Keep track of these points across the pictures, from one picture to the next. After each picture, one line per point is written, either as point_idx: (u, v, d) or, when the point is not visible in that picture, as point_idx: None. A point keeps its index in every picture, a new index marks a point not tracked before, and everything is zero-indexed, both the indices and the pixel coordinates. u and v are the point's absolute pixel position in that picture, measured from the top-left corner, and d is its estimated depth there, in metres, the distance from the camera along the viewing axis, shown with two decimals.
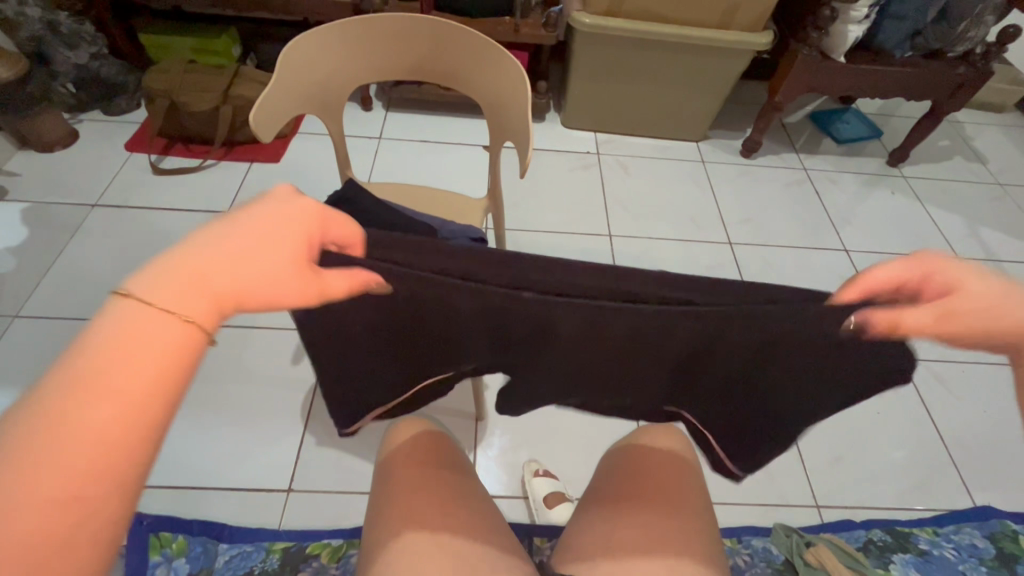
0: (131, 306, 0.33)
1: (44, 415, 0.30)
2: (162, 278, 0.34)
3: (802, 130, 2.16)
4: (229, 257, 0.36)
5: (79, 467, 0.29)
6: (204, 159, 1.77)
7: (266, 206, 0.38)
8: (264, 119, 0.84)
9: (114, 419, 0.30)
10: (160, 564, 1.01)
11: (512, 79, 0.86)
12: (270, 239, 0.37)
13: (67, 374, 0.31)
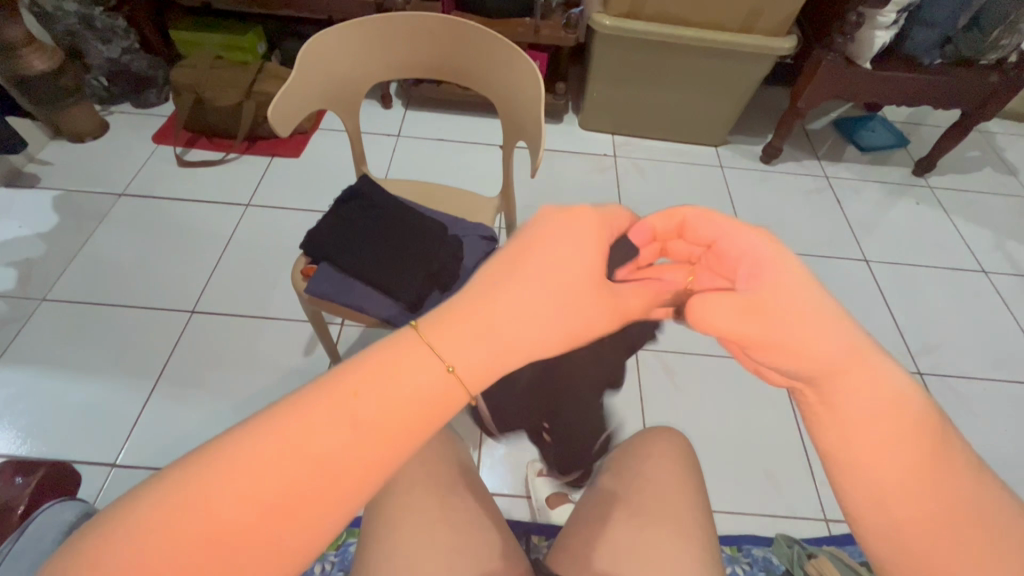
0: (359, 403, 0.38)
1: (244, 459, 0.37)
2: (386, 370, 0.40)
3: (825, 137, 2.12)
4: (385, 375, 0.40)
5: (274, 494, 0.36)
6: (226, 153, 1.82)
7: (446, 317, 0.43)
8: (282, 114, 0.86)
9: (327, 475, 0.37)
10: None
11: (525, 77, 0.87)
12: (515, 332, 0.43)
13: (283, 426, 0.38)
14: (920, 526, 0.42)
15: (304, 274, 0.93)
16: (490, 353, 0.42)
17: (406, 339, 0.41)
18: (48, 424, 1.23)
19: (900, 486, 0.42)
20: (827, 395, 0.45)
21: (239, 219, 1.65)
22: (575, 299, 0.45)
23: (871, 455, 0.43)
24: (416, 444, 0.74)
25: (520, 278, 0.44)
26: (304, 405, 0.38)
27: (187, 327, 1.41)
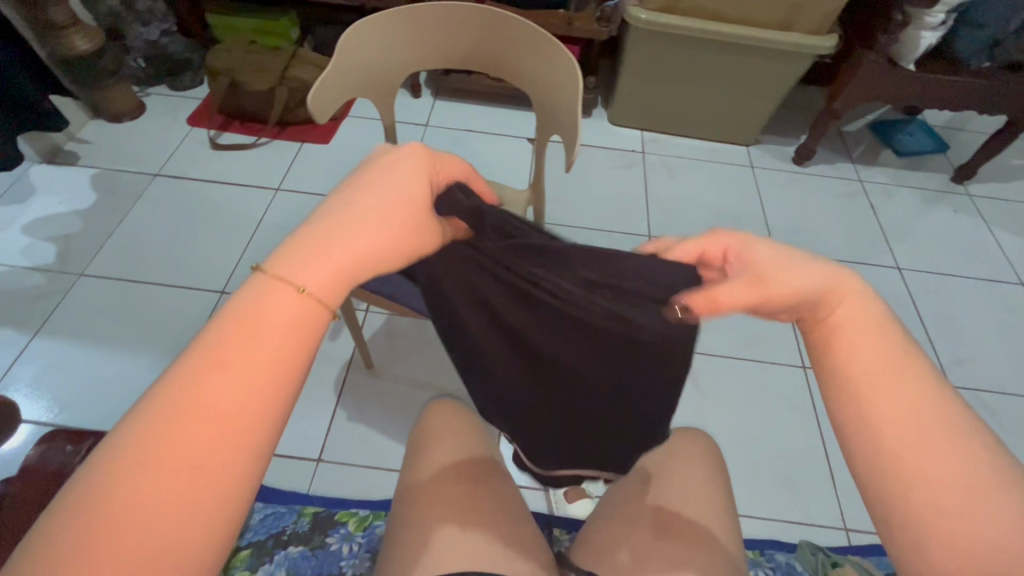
0: (228, 331, 0.36)
1: (150, 431, 0.33)
2: (258, 308, 0.37)
3: (860, 140, 2.06)
4: (252, 331, 0.37)
5: (194, 439, 0.33)
6: (258, 137, 1.84)
7: (290, 247, 0.41)
8: (321, 102, 0.87)
9: (235, 405, 0.35)
10: None
11: (563, 71, 0.86)
12: (373, 241, 0.42)
13: (175, 389, 0.34)
14: (914, 459, 0.41)
15: None
16: (336, 267, 0.40)
17: (256, 284, 0.38)
18: (84, 395, 1.28)
19: (892, 413, 0.43)
20: (831, 322, 0.47)
21: (270, 202, 1.67)
22: (410, 218, 0.44)
23: (857, 378, 0.44)
24: (444, 431, 0.76)
25: (360, 201, 0.43)
26: (186, 367, 0.35)
27: (217, 307, 1.44)
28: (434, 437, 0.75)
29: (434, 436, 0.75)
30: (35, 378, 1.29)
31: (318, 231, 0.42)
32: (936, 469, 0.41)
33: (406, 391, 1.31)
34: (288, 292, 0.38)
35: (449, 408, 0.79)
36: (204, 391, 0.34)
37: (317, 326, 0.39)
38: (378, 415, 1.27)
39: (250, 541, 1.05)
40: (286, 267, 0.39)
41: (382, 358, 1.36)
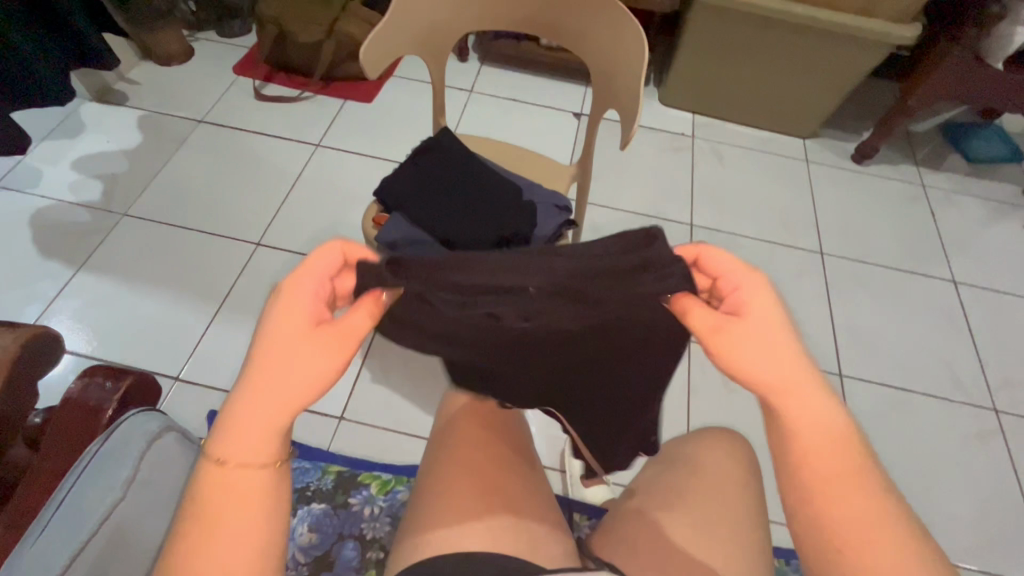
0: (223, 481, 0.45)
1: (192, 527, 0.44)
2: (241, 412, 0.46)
3: (927, 141, 1.93)
4: (258, 402, 0.46)
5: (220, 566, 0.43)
6: (302, 91, 1.83)
7: (248, 379, 0.47)
8: (372, 57, 0.85)
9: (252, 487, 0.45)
10: None
11: (629, 44, 0.81)
12: (317, 364, 0.47)
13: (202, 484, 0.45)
14: (848, 540, 0.46)
15: (375, 222, 0.92)
16: (276, 401, 0.46)
17: (206, 471, 0.45)
18: (122, 331, 1.31)
19: (817, 468, 0.48)
20: (780, 411, 0.49)
21: (310, 157, 1.67)
22: (303, 349, 0.47)
23: (806, 471, 0.48)
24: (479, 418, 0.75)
25: (263, 366, 0.47)
26: (201, 495, 0.45)
27: (252, 257, 1.45)
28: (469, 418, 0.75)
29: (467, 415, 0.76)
30: (77, 311, 1.34)
31: (259, 368, 0.47)
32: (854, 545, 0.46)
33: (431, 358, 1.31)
34: (222, 465, 0.45)
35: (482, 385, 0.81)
36: (270, 376, 0.47)
37: (273, 492, 0.46)
38: (402, 380, 1.27)
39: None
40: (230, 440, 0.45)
41: None
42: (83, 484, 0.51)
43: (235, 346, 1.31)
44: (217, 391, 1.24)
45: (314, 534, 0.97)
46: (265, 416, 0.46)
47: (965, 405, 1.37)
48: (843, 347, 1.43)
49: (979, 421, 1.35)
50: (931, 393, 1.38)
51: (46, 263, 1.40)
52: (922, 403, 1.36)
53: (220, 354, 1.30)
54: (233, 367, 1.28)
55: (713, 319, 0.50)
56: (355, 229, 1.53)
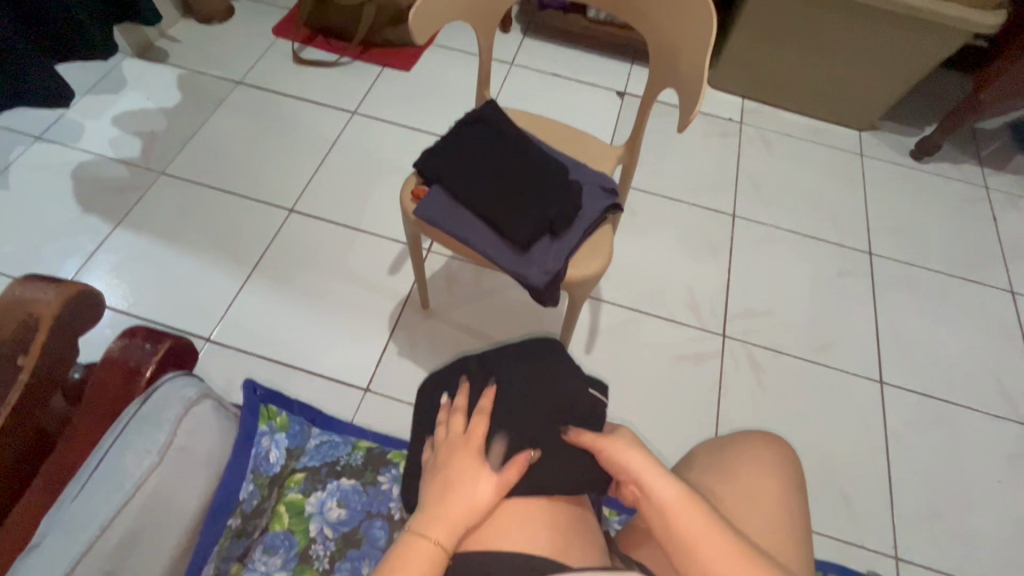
0: (402, 562, 0.56)
1: None
2: (434, 510, 0.60)
3: (995, 140, 1.81)
4: (446, 499, 0.60)
5: None
6: (340, 56, 1.79)
7: (437, 487, 0.62)
8: (420, 22, 0.81)
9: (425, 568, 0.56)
10: (264, 434, 0.95)
11: (697, 16, 0.76)
12: (483, 482, 0.62)
13: None
14: None
15: (414, 195, 0.89)
16: (457, 506, 0.60)
17: (401, 542, 0.58)
18: (157, 290, 1.33)
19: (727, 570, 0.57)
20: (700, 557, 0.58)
21: (345, 125, 1.64)
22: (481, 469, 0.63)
23: None
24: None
25: (453, 485, 0.62)
26: None
27: (285, 224, 1.45)
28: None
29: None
30: (114, 266, 1.36)
31: (441, 490, 0.61)
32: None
33: (458, 337, 1.30)
34: (425, 544, 0.57)
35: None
36: (450, 499, 0.61)
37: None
38: (429, 356, 1.27)
39: (305, 465, 0.94)
40: (426, 520, 0.59)
41: (439, 300, 1.34)
42: (119, 448, 0.50)
43: (264, 312, 1.31)
44: (246, 354, 1.26)
45: (343, 510, 0.89)
46: (446, 513, 0.59)
47: (1014, 424, 1.30)
48: (886, 354, 1.36)
49: None
50: (978, 409, 1.31)
51: (85, 218, 1.42)
52: (967, 418, 1.29)
53: (249, 318, 1.30)
54: (261, 333, 1.29)
55: (677, 495, 0.61)
56: (388, 201, 1.50)
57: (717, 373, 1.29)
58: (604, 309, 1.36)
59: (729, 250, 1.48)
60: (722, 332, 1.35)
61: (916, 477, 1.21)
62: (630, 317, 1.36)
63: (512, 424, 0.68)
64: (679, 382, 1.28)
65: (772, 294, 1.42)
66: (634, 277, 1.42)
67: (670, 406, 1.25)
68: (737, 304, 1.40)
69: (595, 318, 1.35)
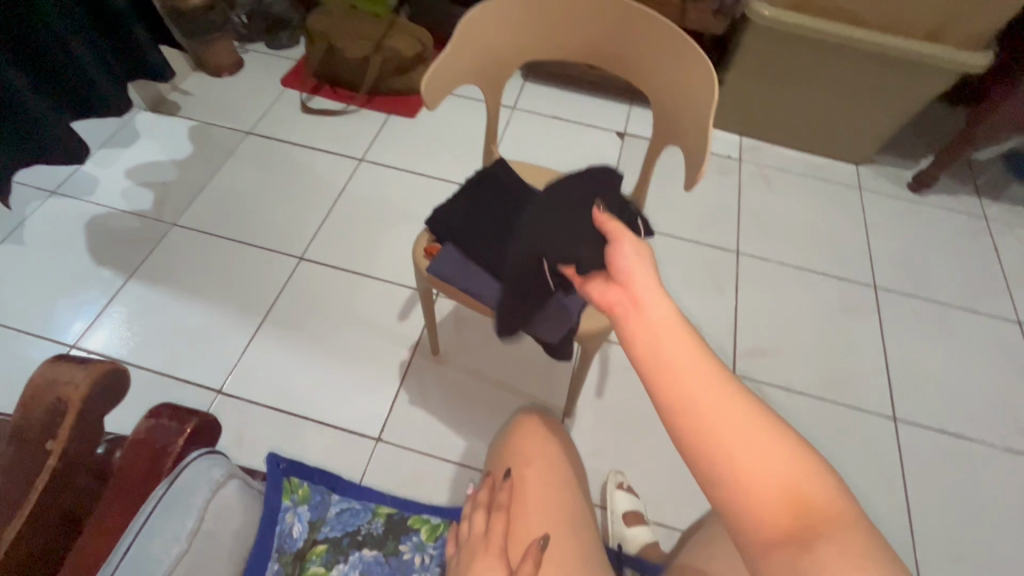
0: None
1: None
2: None
3: (990, 170, 1.84)
4: None
5: None
6: (347, 105, 1.84)
7: None
8: (433, 89, 0.83)
9: None
10: (289, 509, 0.89)
11: (695, 73, 0.78)
12: None
13: None
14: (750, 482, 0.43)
15: (427, 252, 0.91)
16: None
17: None
18: (169, 341, 1.34)
19: (749, 453, 0.44)
20: (653, 348, 0.49)
21: (352, 172, 1.68)
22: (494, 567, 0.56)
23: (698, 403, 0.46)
24: (535, 458, 0.69)
25: None
26: None
27: (296, 271, 1.47)
28: (521, 462, 0.69)
29: (521, 458, 0.70)
30: (126, 319, 1.37)
31: None
32: (799, 519, 0.42)
33: (470, 382, 1.30)
34: None
35: (539, 428, 0.73)
36: None
37: None
38: (440, 404, 1.27)
39: (327, 536, 0.92)
40: None
41: (449, 345, 1.35)
42: (146, 534, 0.50)
43: (275, 361, 1.32)
44: (257, 405, 1.25)
45: None
46: None
47: None
48: (897, 389, 1.36)
49: None
50: (995, 444, 1.29)
51: (99, 272, 1.44)
52: (984, 452, 1.28)
53: (260, 368, 1.31)
54: (272, 383, 1.29)
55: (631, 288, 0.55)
56: (396, 245, 1.53)
57: None
58: (613, 350, 1.37)
59: (734, 287, 1.49)
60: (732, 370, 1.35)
61: (936, 517, 1.20)
62: None
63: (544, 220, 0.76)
64: None
65: (779, 330, 1.43)
66: None
67: None
68: (746, 341, 1.40)
69: (605, 359, 1.35)
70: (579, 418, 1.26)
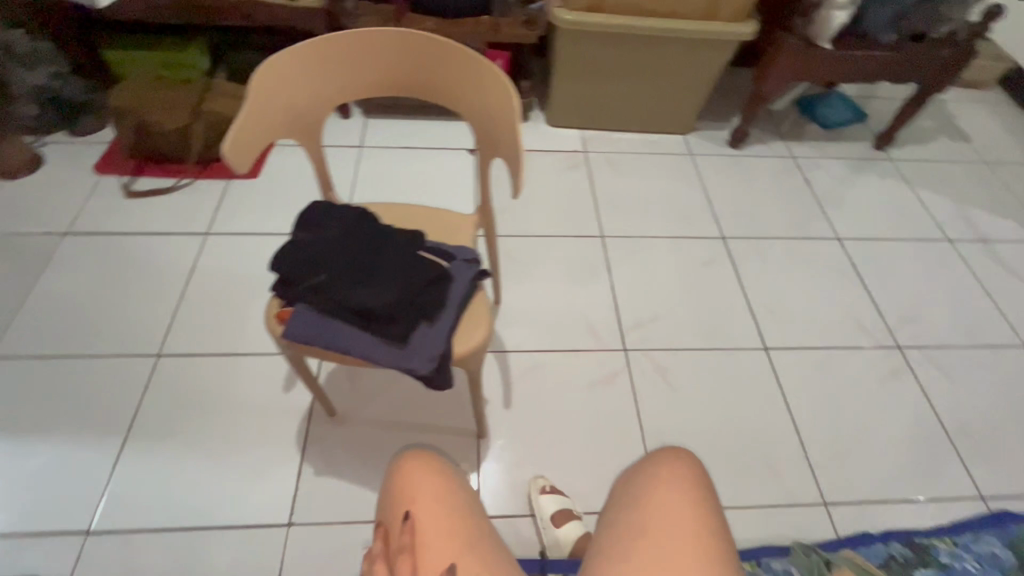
0: None
1: None
2: None
3: (788, 117, 2.13)
4: None
5: None
6: (178, 179, 1.70)
7: None
8: (238, 147, 0.79)
9: None
10: None
11: (496, 90, 0.82)
12: None
13: None
14: None
15: (278, 318, 0.86)
16: None
17: None
18: (11, 492, 1.14)
19: None
20: None
21: (200, 248, 1.55)
22: None
23: None
24: (420, 492, 0.68)
25: None
26: None
27: (155, 370, 1.32)
28: (409, 502, 0.67)
29: (407, 499, 0.68)
30: None
31: None
32: None
33: (376, 433, 1.25)
34: None
35: (414, 463, 0.72)
36: None
37: None
38: (349, 466, 1.20)
39: None
40: None
41: (344, 402, 1.29)
42: None
43: (151, 476, 1.17)
44: (139, 532, 1.11)
45: None
46: None
47: (874, 349, 1.50)
48: (761, 322, 1.52)
49: (889, 360, 1.48)
50: (845, 346, 1.49)
51: None
52: (839, 356, 1.47)
53: (134, 489, 1.16)
54: (154, 501, 1.15)
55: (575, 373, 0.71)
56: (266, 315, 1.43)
57: (630, 386, 1.36)
58: (511, 358, 1.39)
59: (607, 269, 1.58)
60: (622, 347, 1.43)
61: (817, 424, 1.35)
62: (537, 360, 1.39)
63: (364, 238, 0.84)
64: (599, 405, 1.32)
65: (654, 298, 1.54)
66: (530, 319, 1.47)
67: (596, 433, 1.28)
68: (629, 316, 1.49)
69: (505, 370, 1.37)
70: (494, 435, 1.27)
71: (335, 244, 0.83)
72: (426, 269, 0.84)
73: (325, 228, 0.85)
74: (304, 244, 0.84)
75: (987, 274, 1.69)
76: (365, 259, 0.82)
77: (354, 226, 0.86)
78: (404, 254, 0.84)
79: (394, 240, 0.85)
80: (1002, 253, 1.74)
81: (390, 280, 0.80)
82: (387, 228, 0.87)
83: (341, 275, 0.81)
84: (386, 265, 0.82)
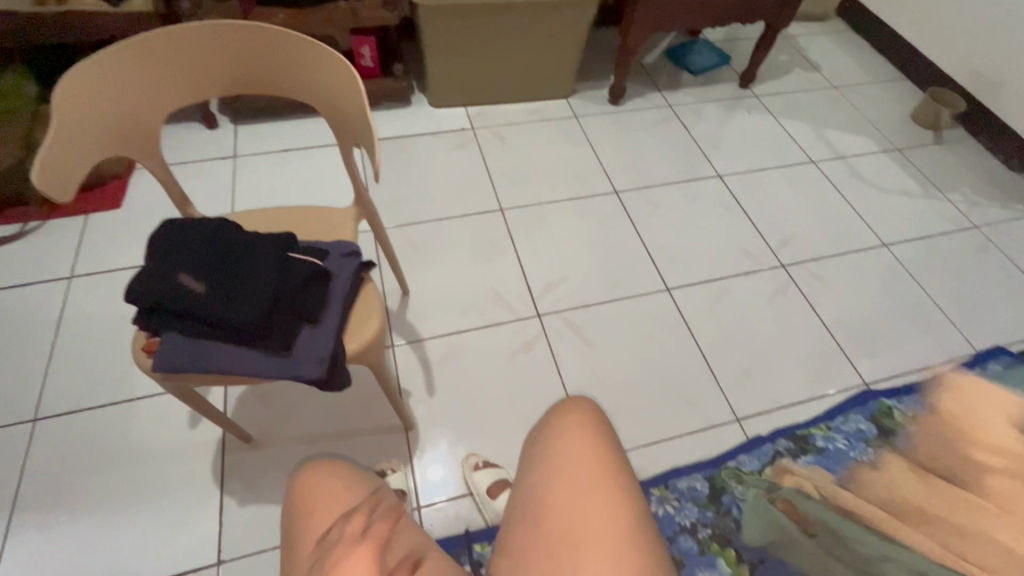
0: None
1: None
2: None
3: (661, 68, 2.22)
4: None
5: None
6: (23, 224, 1.51)
7: None
8: (53, 170, 0.73)
9: None
10: None
11: (338, 75, 0.80)
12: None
13: None
14: None
15: (147, 350, 0.80)
16: None
17: None
18: None
19: None
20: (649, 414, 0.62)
21: (65, 294, 1.40)
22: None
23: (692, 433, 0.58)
24: (320, 503, 0.68)
25: None
26: None
27: (34, 438, 1.19)
28: (311, 514, 0.67)
29: (310, 512, 0.67)
30: None
31: None
32: None
33: (298, 449, 1.20)
34: None
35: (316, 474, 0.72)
36: None
37: None
38: (274, 489, 1.15)
39: None
40: None
41: (259, 425, 1.22)
42: None
43: (51, 550, 1.07)
44: None
45: None
46: None
47: (762, 271, 1.62)
48: (661, 266, 1.60)
49: (776, 279, 1.61)
50: (738, 274, 1.61)
51: None
52: (734, 284, 1.58)
53: (34, 568, 1.05)
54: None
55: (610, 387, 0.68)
56: None
57: (548, 350, 1.39)
58: (428, 346, 1.38)
59: (510, 242, 1.60)
60: (536, 313, 1.46)
61: (722, 350, 1.45)
62: (454, 342, 1.39)
63: (224, 251, 0.78)
64: (521, 374, 1.35)
65: (560, 261, 1.57)
66: (442, 303, 1.46)
67: (522, 402, 1.31)
68: (538, 283, 1.52)
69: (424, 358, 1.36)
70: (421, 424, 1.26)
71: (191, 261, 0.77)
72: (298, 273, 0.80)
73: (179, 246, 0.78)
74: (157, 266, 0.77)
75: (848, 187, 1.87)
76: (228, 272, 0.76)
77: (212, 239, 0.80)
78: (271, 260, 0.79)
79: (258, 246, 0.80)
80: (857, 166, 1.93)
81: (259, 290, 0.75)
82: (250, 235, 0.81)
83: (202, 293, 0.75)
84: (252, 275, 0.76)
